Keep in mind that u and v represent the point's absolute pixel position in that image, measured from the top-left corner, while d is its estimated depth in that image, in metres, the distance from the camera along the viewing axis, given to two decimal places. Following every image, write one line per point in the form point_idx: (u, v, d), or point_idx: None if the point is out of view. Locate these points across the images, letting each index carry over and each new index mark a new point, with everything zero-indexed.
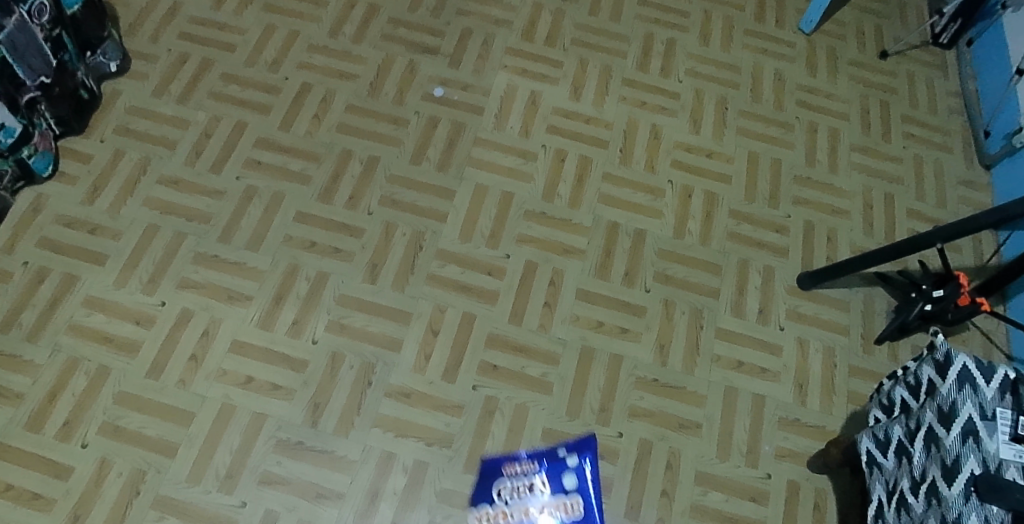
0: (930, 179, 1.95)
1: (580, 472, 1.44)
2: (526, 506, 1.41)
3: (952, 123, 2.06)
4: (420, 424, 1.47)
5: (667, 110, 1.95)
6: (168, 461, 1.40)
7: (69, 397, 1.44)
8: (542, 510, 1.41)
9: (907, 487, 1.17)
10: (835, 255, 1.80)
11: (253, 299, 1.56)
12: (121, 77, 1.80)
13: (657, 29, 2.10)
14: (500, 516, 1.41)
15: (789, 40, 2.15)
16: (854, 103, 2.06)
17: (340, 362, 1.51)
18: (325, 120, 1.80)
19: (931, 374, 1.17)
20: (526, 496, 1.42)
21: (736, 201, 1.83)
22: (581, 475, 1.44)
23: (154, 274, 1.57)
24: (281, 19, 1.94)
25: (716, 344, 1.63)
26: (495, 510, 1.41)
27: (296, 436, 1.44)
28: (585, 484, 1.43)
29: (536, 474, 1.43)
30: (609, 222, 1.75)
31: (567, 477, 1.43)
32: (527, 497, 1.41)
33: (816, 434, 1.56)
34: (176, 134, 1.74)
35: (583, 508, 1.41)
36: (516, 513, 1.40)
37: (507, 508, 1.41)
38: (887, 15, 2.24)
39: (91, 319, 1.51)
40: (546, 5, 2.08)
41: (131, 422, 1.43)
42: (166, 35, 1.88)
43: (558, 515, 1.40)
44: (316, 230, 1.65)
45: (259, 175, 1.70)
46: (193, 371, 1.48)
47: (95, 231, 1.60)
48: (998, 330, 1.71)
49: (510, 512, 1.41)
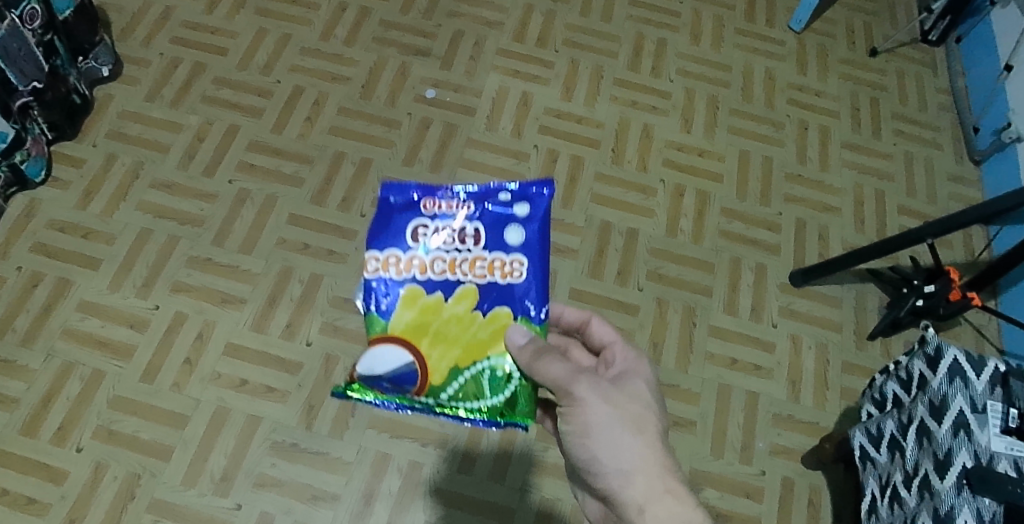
0: (920, 175, 1.96)
1: (535, 213, 0.93)
2: (444, 261, 0.92)
3: (942, 119, 2.07)
4: (414, 425, 1.47)
5: (659, 110, 1.96)
6: (163, 464, 1.40)
7: (63, 402, 1.44)
8: (466, 262, 0.92)
9: (901, 481, 1.17)
10: (826, 252, 1.81)
11: (247, 301, 1.56)
12: (113, 81, 1.80)
13: (648, 29, 2.10)
14: (407, 269, 0.92)
15: (779, 38, 2.16)
16: (844, 101, 2.07)
17: (335, 364, 1.51)
18: (317, 123, 1.80)
19: (923, 368, 1.19)
20: (449, 245, 0.93)
21: (728, 200, 1.84)
22: (536, 221, 0.93)
23: (147, 278, 1.57)
24: (273, 22, 1.95)
25: (710, 342, 1.64)
26: (401, 262, 0.93)
27: (291, 438, 1.44)
28: (540, 234, 0.92)
29: (471, 219, 0.93)
30: (602, 222, 1.76)
31: (514, 219, 0.93)
32: (450, 249, 0.93)
33: (809, 430, 1.56)
34: (169, 139, 1.74)
35: (531, 273, 0.92)
36: (430, 273, 0.92)
37: (421, 260, 0.93)
38: (876, 13, 2.25)
39: (85, 323, 1.51)
40: (537, 6, 2.09)
41: (126, 426, 1.43)
42: (157, 39, 1.88)
43: (489, 278, 0.92)
44: (309, 232, 1.65)
45: (252, 178, 1.71)
46: (187, 374, 1.48)
47: (88, 236, 1.60)
48: (990, 324, 1.72)
49: (425, 264, 0.92)
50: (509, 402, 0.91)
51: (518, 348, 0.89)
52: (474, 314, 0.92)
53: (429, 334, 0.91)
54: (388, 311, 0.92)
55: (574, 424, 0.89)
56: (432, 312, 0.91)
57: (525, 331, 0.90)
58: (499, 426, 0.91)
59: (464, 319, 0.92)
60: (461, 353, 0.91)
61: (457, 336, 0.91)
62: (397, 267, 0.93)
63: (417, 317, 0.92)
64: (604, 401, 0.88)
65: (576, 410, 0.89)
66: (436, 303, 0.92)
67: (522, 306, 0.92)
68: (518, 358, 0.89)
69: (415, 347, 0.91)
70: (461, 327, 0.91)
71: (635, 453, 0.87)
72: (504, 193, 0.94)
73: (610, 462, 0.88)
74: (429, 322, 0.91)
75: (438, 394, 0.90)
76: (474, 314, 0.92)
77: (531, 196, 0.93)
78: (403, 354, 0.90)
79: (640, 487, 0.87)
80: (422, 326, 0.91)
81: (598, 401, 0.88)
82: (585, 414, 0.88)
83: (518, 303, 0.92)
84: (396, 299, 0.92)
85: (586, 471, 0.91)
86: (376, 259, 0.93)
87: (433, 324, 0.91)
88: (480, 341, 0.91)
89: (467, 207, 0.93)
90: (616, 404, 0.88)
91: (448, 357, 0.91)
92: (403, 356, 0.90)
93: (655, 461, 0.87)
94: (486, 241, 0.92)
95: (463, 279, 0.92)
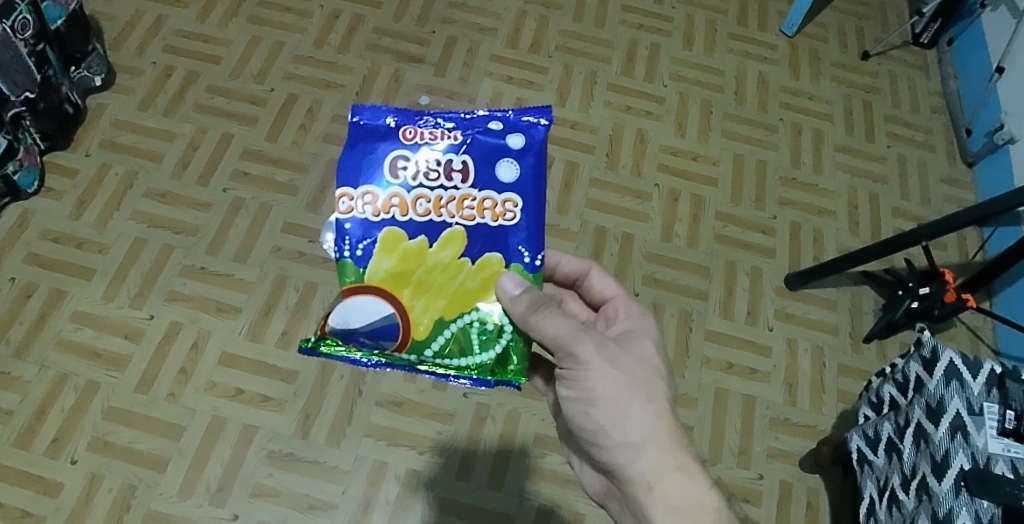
0: (914, 177, 1.97)
1: (529, 146, 0.89)
2: (428, 200, 0.89)
3: (934, 121, 2.08)
4: (412, 432, 1.46)
5: (653, 115, 1.96)
6: (158, 475, 1.40)
7: (58, 413, 1.43)
8: (453, 202, 0.89)
9: (898, 484, 1.17)
10: (822, 255, 1.81)
11: (242, 310, 1.55)
12: (106, 91, 1.79)
13: (641, 34, 2.11)
14: (387, 209, 0.89)
15: (772, 42, 2.17)
16: (837, 104, 2.07)
17: (331, 372, 1.50)
18: (311, 131, 1.80)
19: (919, 370, 1.18)
20: (433, 180, 0.89)
21: (723, 204, 1.84)
22: (531, 154, 0.89)
23: (142, 288, 1.56)
24: (266, 30, 1.94)
25: (706, 346, 1.64)
26: (379, 200, 0.89)
27: (288, 447, 1.44)
28: (534, 169, 0.89)
29: (456, 151, 0.89)
30: (597, 227, 1.76)
31: (506, 152, 0.89)
32: (433, 186, 0.89)
33: (807, 433, 1.56)
34: (162, 147, 1.73)
35: (525, 214, 0.89)
36: (412, 213, 0.89)
37: (401, 197, 0.89)
38: (868, 16, 2.26)
39: (79, 334, 1.50)
40: (530, 12, 2.09)
41: (121, 437, 1.42)
42: (150, 48, 1.88)
43: (478, 219, 0.89)
44: (304, 240, 1.65)
45: (246, 186, 1.70)
46: (182, 384, 1.48)
47: (82, 246, 1.59)
48: (985, 326, 1.72)
49: (406, 202, 0.89)
50: (499, 359, 0.90)
51: (513, 300, 0.87)
52: (460, 260, 0.89)
53: (412, 283, 0.89)
54: (366, 256, 0.89)
55: (577, 389, 0.89)
56: (414, 258, 0.88)
57: (518, 280, 0.88)
58: (488, 382, 0.91)
59: (449, 266, 0.89)
60: (446, 303, 0.89)
61: (442, 286, 0.89)
62: (374, 206, 0.89)
63: (397, 263, 0.89)
64: (607, 363, 0.88)
65: (580, 373, 0.88)
66: (419, 249, 0.88)
67: (514, 252, 0.89)
68: (514, 313, 0.87)
69: (397, 297, 0.89)
70: (446, 276, 0.89)
71: (642, 423, 0.88)
72: (494, 124, 0.90)
73: (618, 431, 0.88)
74: (411, 270, 0.89)
75: (425, 350, 0.89)
76: (461, 259, 0.89)
77: (524, 127, 0.90)
78: (384, 306, 0.88)
79: (648, 455, 0.88)
80: (403, 274, 0.88)
81: (603, 365, 0.88)
82: (588, 374, 0.88)
83: (510, 249, 0.89)
84: (373, 244, 0.88)
85: (591, 437, 0.91)
86: (351, 198, 0.89)
87: (416, 272, 0.89)
88: (467, 291, 0.89)
89: (453, 138, 0.89)
90: (619, 366, 0.88)
91: (434, 307, 0.89)
92: (384, 309, 0.88)
93: (664, 430, 0.88)
94: (475, 176, 0.89)
95: (450, 222, 0.89)
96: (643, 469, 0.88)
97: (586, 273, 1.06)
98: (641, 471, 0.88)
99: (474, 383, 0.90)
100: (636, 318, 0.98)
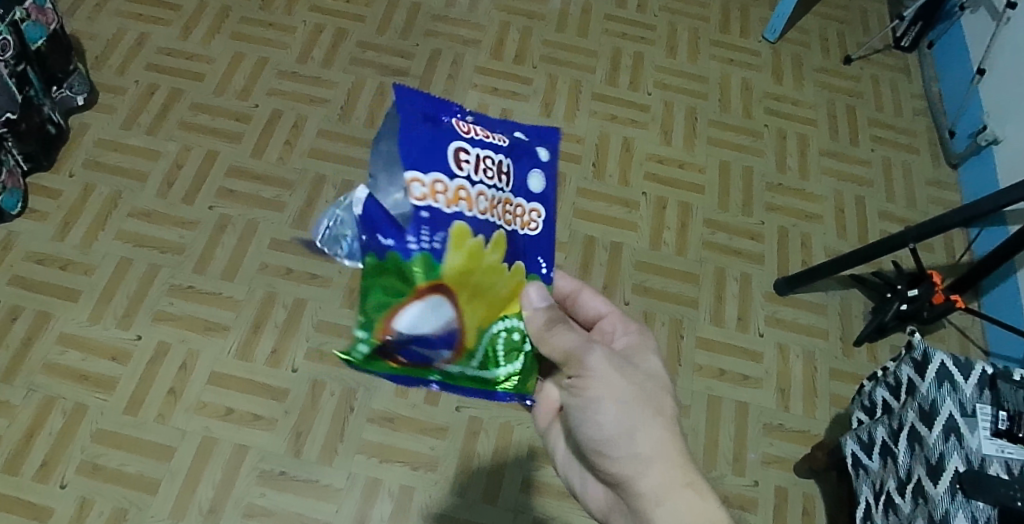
0: (899, 180, 1.98)
1: (550, 160, 0.89)
2: (486, 197, 0.80)
3: (918, 124, 2.10)
4: (404, 448, 1.45)
5: (638, 123, 1.97)
6: (149, 498, 1.38)
7: (46, 437, 1.41)
8: (504, 205, 0.82)
9: (894, 488, 1.17)
10: (810, 260, 1.81)
11: (231, 328, 1.54)
12: (89, 110, 1.78)
13: (624, 43, 2.12)
14: (455, 201, 0.77)
15: (754, 49, 2.18)
16: (821, 109, 2.09)
17: (322, 389, 1.49)
18: (297, 146, 1.79)
19: (910, 373, 1.18)
20: (491, 178, 0.81)
21: (711, 211, 1.84)
22: (552, 168, 0.89)
23: (129, 309, 1.55)
24: (249, 47, 1.94)
25: (698, 353, 1.63)
26: (449, 190, 0.77)
27: (280, 467, 1.42)
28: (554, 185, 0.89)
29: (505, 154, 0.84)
30: (586, 236, 1.76)
31: (538, 164, 0.87)
32: (491, 184, 0.80)
33: (801, 438, 1.56)
34: (147, 166, 1.72)
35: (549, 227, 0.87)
36: (477, 208, 0.78)
37: (467, 190, 0.78)
38: (849, 21, 2.29)
39: (66, 357, 1.48)
40: (513, 23, 2.10)
41: (111, 460, 1.40)
42: (133, 66, 1.87)
43: (516, 227, 0.83)
44: (292, 257, 1.64)
45: (233, 204, 1.69)
46: (172, 405, 1.46)
47: (67, 267, 1.58)
48: (973, 326, 1.73)
49: (471, 197, 0.78)
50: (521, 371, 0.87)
51: (534, 314, 0.84)
52: (503, 264, 0.81)
53: (469, 286, 0.79)
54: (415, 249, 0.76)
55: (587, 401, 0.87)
56: (475, 258, 0.78)
57: (544, 292, 0.84)
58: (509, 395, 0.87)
59: (496, 270, 0.80)
60: (488, 311, 0.81)
61: (489, 291, 0.81)
62: (444, 195, 0.77)
63: (463, 261, 0.77)
64: (615, 371, 0.87)
65: (586, 381, 0.87)
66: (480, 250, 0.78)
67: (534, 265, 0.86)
68: (532, 328, 0.85)
69: (455, 301, 0.79)
70: (492, 280, 0.80)
71: (652, 435, 0.84)
72: (518, 134, 0.89)
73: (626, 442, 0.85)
74: (473, 270, 0.78)
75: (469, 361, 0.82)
76: (504, 264, 0.81)
77: (540, 143, 0.90)
78: (439, 309, 0.78)
79: (655, 469, 0.83)
80: (465, 275, 0.78)
81: (611, 373, 0.86)
82: (594, 381, 0.86)
83: (531, 260, 0.86)
84: (445, 238, 0.76)
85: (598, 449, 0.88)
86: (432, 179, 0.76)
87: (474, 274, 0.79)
88: (502, 298, 0.83)
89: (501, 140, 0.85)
90: (627, 374, 0.87)
91: (478, 315, 0.81)
92: (444, 313, 0.78)
93: (674, 443, 0.84)
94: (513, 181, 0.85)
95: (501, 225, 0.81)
96: (649, 484, 0.84)
97: (577, 293, 1.06)
98: (645, 486, 0.83)
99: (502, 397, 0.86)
100: (637, 334, 0.97)
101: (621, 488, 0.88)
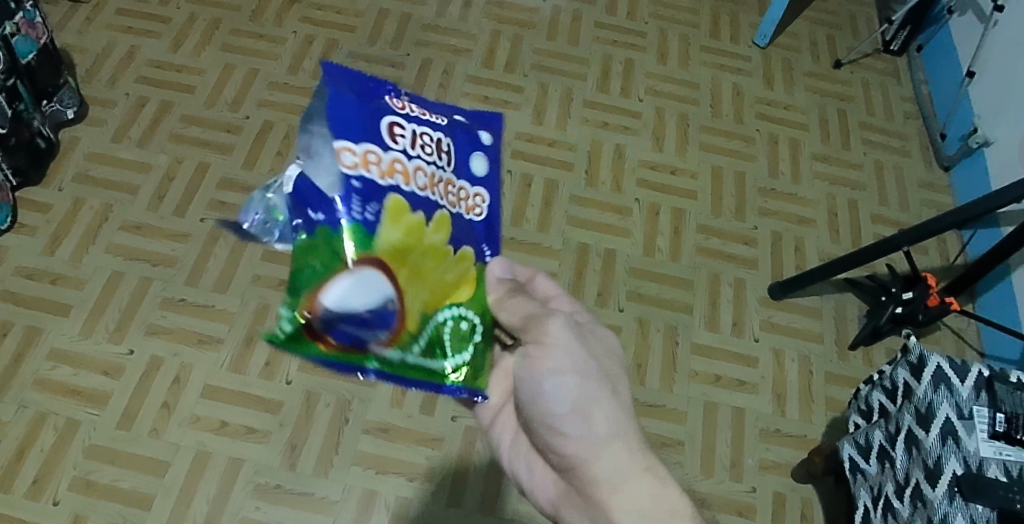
0: (891, 184, 1.99)
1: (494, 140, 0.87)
2: (425, 173, 0.77)
3: (908, 128, 2.11)
4: (400, 459, 1.44)
5: (630, 130, 1.97)
6: (143, 513, 1.36)
7: (37, 454, 1.40)
8: (444, 183, 0.79)
9: (892, 492, 1.17)
10: (804, 264, 1.81)
11: (223, 341, 1.53)
12: (79, 124, 1.77)
13: (615, 50, 2.13)
14: (391, 172, 0.75)
15: (745, 55, 2.19)
16: (812, 113, 2.09)
17: (316, 401, 1.48)
18: (289, 157, 1.79)
19: (907, 376, 1.18)
20: (428, 155, 0.78)
21: (704, 216, 1.84)
22: (496, 148, 0.86)
23: (120, 322, 1.53)
24: (240, 58, 1.94)
25: (694, 359, 1.63)
26: (383, 161, 0.74)
27: (275, 480, 1.41)
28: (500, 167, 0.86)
29: (444, 134, 0.81)
30: (579, 244, 1.75)
31: (479, 144, 0.84)
32: (429, 160, 0.78)
33: (797, 443, 1.56)
34: (138, 179, 1.71)
35: (493, 212, 0.84)
36: (414, 184, 0.76)
37: (403, 164, 0.76)
38: (838, 25, 2.30)
39: (57, 372, 1.47)
40: (504, 32, 2.11)
41: (104, 476, 1.39)
42: (123, 79, 1.86)
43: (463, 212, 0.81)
44: (285, 268, 1.63)
45: (225, 216, 1.68)
46: (165, 419, 1.45)
47: (58, 281, 1.57)
48: (968, 328, 1.73)
49: (407, 171, 0.76)
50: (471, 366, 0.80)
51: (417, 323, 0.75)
52: (445, 248, 0.78)
53: (408, 264, 0.75)
54: None
55: (539, 382, 0.82)
56: (416, 233, 0.75)
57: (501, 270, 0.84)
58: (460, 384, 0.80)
59: (439, 252, 0.77)
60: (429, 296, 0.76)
61: (429, 272, 0.77)
62: (378, 166, 0.74)
63: (403, 237, 0.74)
64: (574, 341, 0.82)
65: (539, 352, 0.81)
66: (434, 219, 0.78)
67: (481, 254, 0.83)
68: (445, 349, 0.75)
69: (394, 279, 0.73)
70: (434, 262, 0.77)
71: (612, 413, 0.81)
72: (459, 117, 0.85)
73: (582, 424, 0.81)
74: (411, 248, 0.75)
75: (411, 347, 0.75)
76: (446, 246, 0.78)
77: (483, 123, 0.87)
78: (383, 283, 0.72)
79: (614, 450, 0.80)
80: (404, 250, 0.74)
81: (570, 343, 0.82)
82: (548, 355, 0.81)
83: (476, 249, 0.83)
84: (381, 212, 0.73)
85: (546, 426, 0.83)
86: None
87: (411, 253, 0.75)
88: (446, 285, 0.79)
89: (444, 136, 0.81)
90: (588, 347, 0.83)
91: (419, 299, 0.76)
92: (385, 288, 0.72)
93: (632, 422, 0.82)
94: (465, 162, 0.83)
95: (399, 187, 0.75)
96: (608, 477, 0.80)
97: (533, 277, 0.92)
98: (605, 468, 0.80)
99: (454, 392, 0.78)
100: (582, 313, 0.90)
101: (572, 476, 0.84)
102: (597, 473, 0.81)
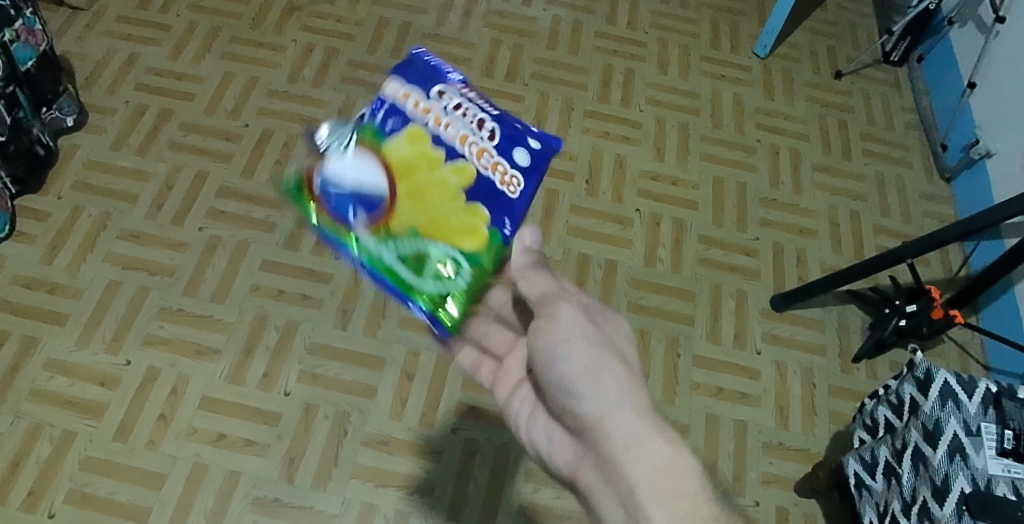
0: (893, 195, 1.98)
1: (544, 151, 1.01)
2: (457, 131, 0.98)
3: (909, 138, 2.11)
4: (400, 472, 1.42)
5: (631, 140, 1.96)
6: None
7: (33, 466, 1.37)
8: (474, 148, 0.98)
9: (899, 509, 1.15)
10: (806, 275, 1.80)
11: (221, 352, 1.51)
12: (77, 132, 1.76)
13: (615, 60, 2.12)
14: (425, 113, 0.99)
15: (745, 65, 2.19)
16: (813, 123, 2.09)
17: (315, 413, 1.46)
18: (288, 166, 1.78)
19: (913, 391, 1.18)
20: (472, 129, 0.98)
21: (706, 227, 1.83)
22: (545, 157, 1.01)
23: (118, 332, 1.51)
24: (240, 66, 1.93)
25: (696, 372, 1.61)
26: (422, 103, 1.00)
27: (273, 493, 1.39)
28: (541, 173, 1.00)
29: (493, 122, 0.99)
30: (580, 255, 1.73)
31: (525, 143, 1.00)
32: (470, 128, 0.98)
33: (800, 457, 1.55)
34: (137, 188, 1.70)
35: (523, 196, 0.98)
36: (440, 130, 0.98)
37: (437, 113, 0.99)
38: (838, 36, 2.31)
39: (53, 383, 1.45)
40: (504, 41, 2.10)
41: (100, 488, 1.36)
42: (122, 87, 1.85)
43: (484, 174, 0.97)
44: (283, 278, 1.61)
45: (223, 225, 1.67)
46: (162, 430, 1.42)
47: (55, 291, 1.55)
48: (972, 341, 1.73)
49: (439, 118, 0.99)
50: (446, 292, 0.97)
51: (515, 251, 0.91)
52: (458, 191, 0.97)
53: (410, 184, 0.97)
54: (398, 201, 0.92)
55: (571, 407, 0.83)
56: (426, 159, 0.98)
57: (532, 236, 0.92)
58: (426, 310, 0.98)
59: (450, 191, 0.97)
60: (423, 218, 0.96)
61: (431, 200, 0.97)
62: (416, 105, 1.00)
63: (411, 152, 0.98)
64: (598, 363, 0.82)
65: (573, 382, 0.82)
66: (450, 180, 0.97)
67: (499, 222, 0.97)
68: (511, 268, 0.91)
69: (393, 186, 0.97)
70: (440, 196, 0.97)
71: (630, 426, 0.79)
72: (522, 123, 1.02)
73: (604, 437, 0.80)
74: (417, 171, 0.97)
75: (387, 244, 0.97)
76: (460, 192, 0.97)
77: (543, 138, 1.02)
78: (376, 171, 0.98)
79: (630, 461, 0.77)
80: (410, 168, 0.97)
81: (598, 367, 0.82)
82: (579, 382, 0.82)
83: (497, 216, 0.97)
84: (405, 124, 0.99)
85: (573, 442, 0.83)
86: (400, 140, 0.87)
87: (419, 173, 0.98)
88: (449, 224, 0.96)
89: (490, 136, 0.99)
90: (611, 368, 0.82)
91: (411, 214, 0.96)
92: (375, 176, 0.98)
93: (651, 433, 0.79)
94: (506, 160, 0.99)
95: (428, 124, 0.99)
96: (619, 435, 0.78)
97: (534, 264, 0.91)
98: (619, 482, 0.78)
99: (412, 307, 0.98)
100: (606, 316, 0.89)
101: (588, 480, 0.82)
102: (609, 430, 0.79)
